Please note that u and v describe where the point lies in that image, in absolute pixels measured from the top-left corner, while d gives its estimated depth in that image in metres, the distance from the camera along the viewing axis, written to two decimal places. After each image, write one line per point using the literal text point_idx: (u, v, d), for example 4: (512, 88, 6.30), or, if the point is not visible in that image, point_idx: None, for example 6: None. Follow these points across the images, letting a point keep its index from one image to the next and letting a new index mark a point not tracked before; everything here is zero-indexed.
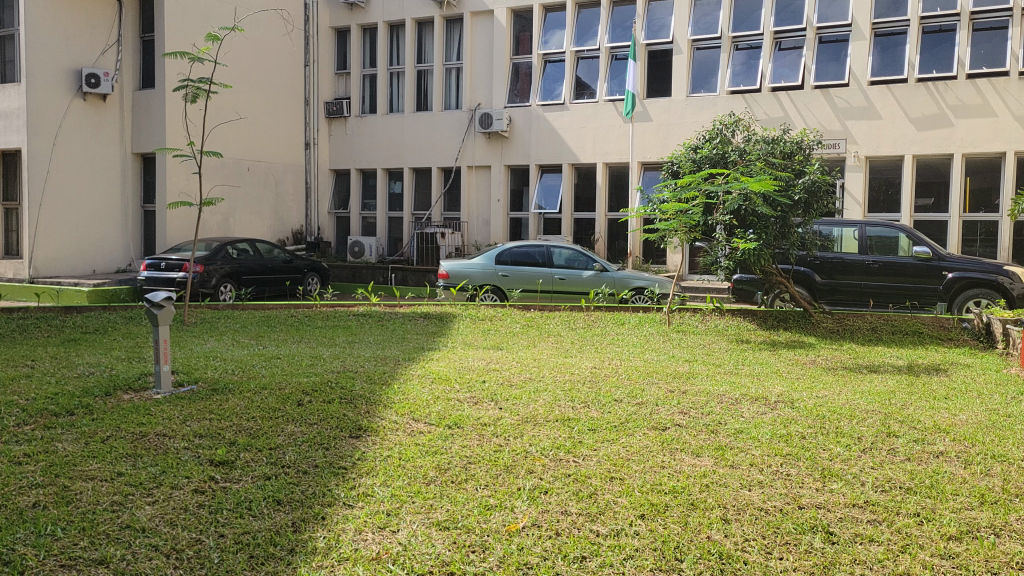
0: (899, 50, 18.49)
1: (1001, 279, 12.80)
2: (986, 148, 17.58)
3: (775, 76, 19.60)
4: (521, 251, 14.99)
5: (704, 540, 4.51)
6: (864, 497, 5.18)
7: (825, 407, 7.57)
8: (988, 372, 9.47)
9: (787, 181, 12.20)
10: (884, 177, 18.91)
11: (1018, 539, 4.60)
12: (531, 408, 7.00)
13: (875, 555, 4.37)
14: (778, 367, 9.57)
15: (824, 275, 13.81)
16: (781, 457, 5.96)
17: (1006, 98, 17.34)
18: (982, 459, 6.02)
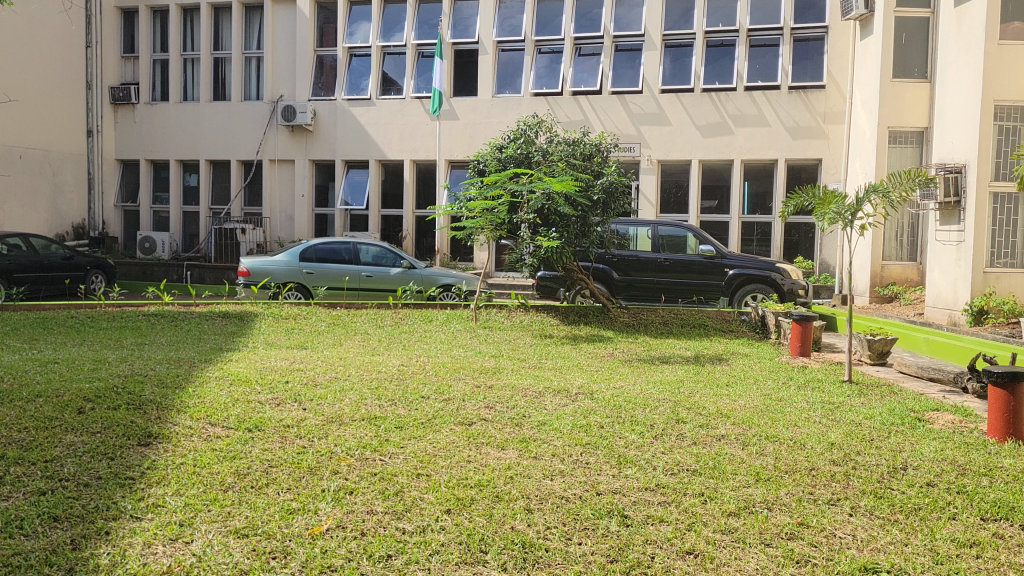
0: (686, 62, 19.81)
1: (774, 275, 14.10)
2: (762, 156, 19.20)
3: (575, 80, 20.38)
4: (326, 247, 14.65)
5: (508, 531, 4.61)
6: (656, 480, 5.51)
7: (621, 397, 7.98)
8: (763, 361, 10.35)
9: (586, 181, 12.74)
10: (674, 180, 20.16)
11: (787, 511, 5.06)
12: (336, 408, 6.86)
13: (665, 534, 4.65)
14: (578, 361, 9.97)
15: (621, 271, 14.52)
16: (581, 447, 6.21)
17: (778, 110, 19.02)
18: (757, 440, 6.58)
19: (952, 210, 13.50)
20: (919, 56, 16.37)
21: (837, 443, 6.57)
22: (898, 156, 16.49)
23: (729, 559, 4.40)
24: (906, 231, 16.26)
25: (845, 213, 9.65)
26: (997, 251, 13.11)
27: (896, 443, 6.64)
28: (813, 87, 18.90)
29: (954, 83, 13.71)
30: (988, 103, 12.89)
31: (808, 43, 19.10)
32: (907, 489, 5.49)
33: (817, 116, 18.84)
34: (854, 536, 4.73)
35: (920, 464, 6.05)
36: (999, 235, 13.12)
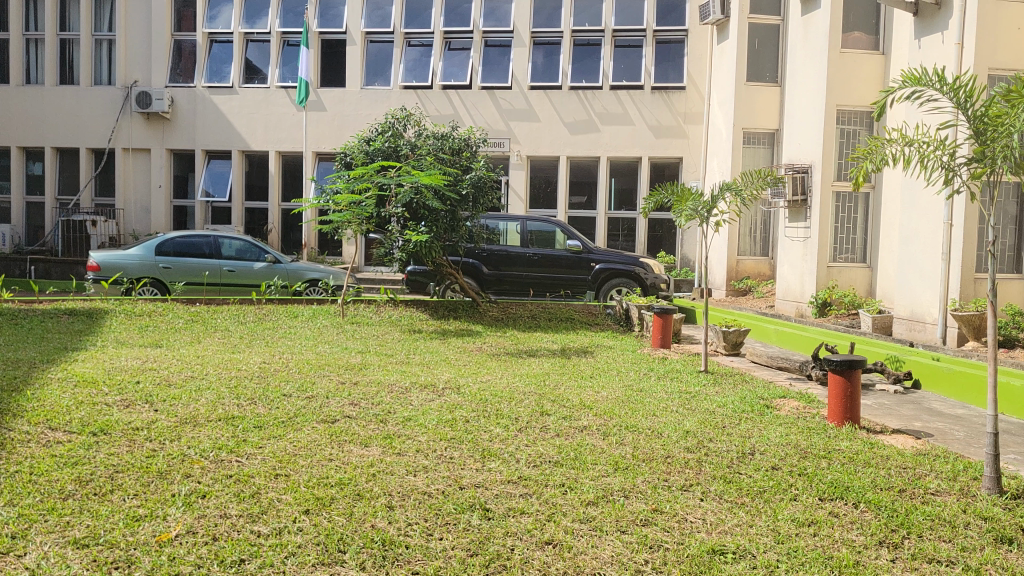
0: (554, 59, 20.14)
1: (638, 269, 14.53)
2: (626, 153, 19.76)
3: (444, 74, 20.34)
4: (185, 241, 14.04)
5: (369, 529, 4.56)
6: (518, 472, 5.58)
7: (488, 391, 8.03)
8: (626, 353, 10.66)
9: (455, 176, 12.76)
10: (544, 176, 20.44)
11: (642, 499, 5.23)
12: (191, 408, 6.59)
13: (524, 526, 4.71)
14: (446, 355, 9.96)
15: (490, 266, 14.64)
16: (445, 442, 6.21)
17: (641, 109, 19.62)
18: (618, 430, 6.77)
19: (799, 208, 14.33)
20: (770, 62, 17.23)
21: (692, 431, 6.84)
22: (752, 156, 17.29)
23: (586, 547, 4.50)
24: (760, 228, 17.12)
25: (700, 209, 10.05)
26: (839, 247, 14.01)
27: (746, 429, 6.99)
28: (674, 88, 19.58)
29: (803, 87, 14.49)
30: (831, 108, 13.69)
31: (670, 45, 19.78)
32: (754, 473, 5.78)
33: (678, 116, 19.55)
34: (704, 519, 4.94)
35: (767, 449, 6.39)
36: (841, 232, 14.02)
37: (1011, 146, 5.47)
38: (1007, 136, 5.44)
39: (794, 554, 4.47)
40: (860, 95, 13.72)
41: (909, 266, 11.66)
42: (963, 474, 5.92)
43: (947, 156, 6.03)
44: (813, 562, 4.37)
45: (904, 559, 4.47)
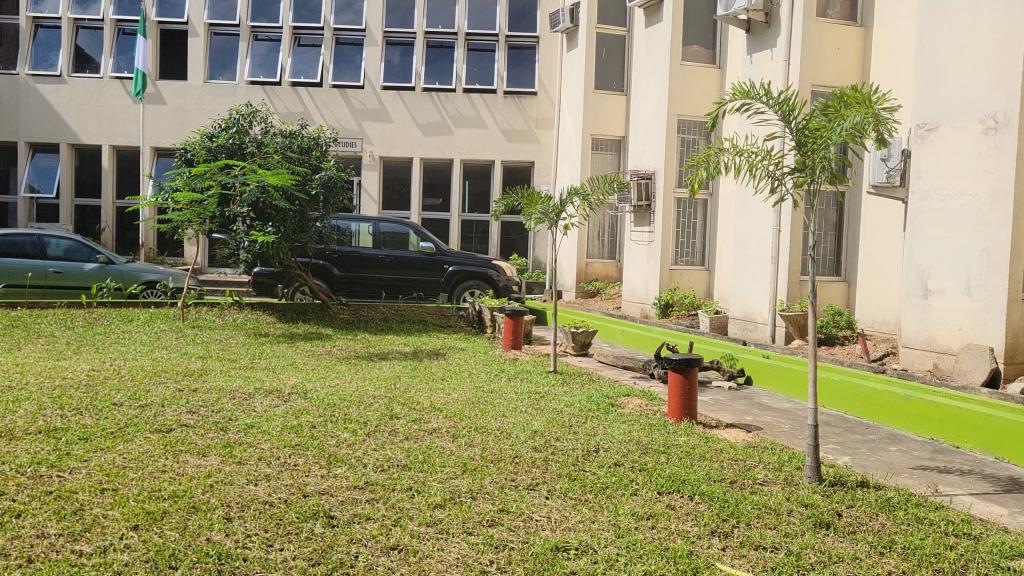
0: (408, 60, 20.04)
1: (490, 271, 14.70)
2: (479, 156, 19.90)
3: (293, 71, 19.84)
4: (6, 239, 12.98)
5: (203, 543, 4.36)
6: (365, 478, 5.49)
7: (336, 395, 7.87)
8: (477, 354, 10.73)
9: (303, 175, 12.48)
10: (397, 177, 20.28)
11: (489, 499, 5.26)
12: (6, 421, 6.08)
13: (370, 532, 4.64)
14: (293, 360, 9.68)
15: (342, 267, 14.34)
16: (289, 449, 6.03)
17: (494, 112, 19.82)
18: (466, 432, 6.79)
19: (644, 213, 14.91)
20: (617, 71, 17.83)
21: (539, 431, 6.96)
22: (600, 161, 17.82)
23: (432, 551, 4.47)
24: (607, 231, 17.67)
25: (550, 213, 10.26)
26: (680, 250, 14.65)
27: (591, 427, 7.18)
28: (526, 93, 19.90)
29: (646, 96, 15.06)
30: (673, 118, 14.31)
31: (522, 51, 20.11)
32: (598, 470, 5.94)
33: (530, 121, 19.89)
34: (548, 517, 5.03)
35: (610, 446, 6.59)
36: (682, 236, 14.67)
37: (828, 157, 5.89)
38: (825, 148, 5.85)
39: (634, 547, 4.62)
40: (698, 106, 14.40)
41: (743, 269, 12.34)
42: (787, 464, 6.32)
43: (774, 166, 6.42)
44: (651, 554, 4.52)
45: (733, 548, 4.71)
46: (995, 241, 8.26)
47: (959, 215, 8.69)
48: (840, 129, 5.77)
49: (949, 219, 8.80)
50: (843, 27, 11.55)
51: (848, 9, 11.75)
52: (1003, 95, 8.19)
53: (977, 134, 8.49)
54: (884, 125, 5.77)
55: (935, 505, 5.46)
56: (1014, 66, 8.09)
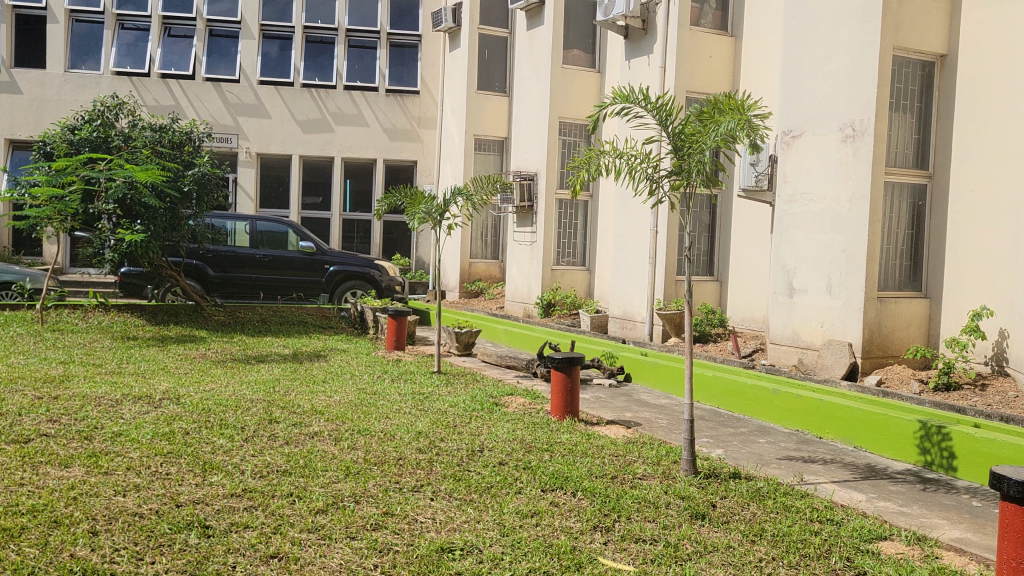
0: (286, 55, 19.54)
1: (373, 272, 14.54)
2: (361, 154, 19.60)
3: (163, 62, 19.03)
4: None
5: (67, 559, 4.11)
6: (243, 485, 5.30)
7: (211, 400, 7.58)
8: (360, 356, 10.56)
9: (175, 171, 11.96)
10: (275, 174, 19.72)
11: (373, 503, 5.18)
12: None
13: (248, 541, 4.48)
14: (165, 363, 9.26)
15: (216, 267, 13.83)
16: (161, 457, 5.75)
17: (376, 111, 19.58)
18: (349, 434, 6.67)
19: (526, 213, 15.06)
20: (499, 73, 17.94)
21: (423, 432, 6.91)
22: (483, 162, 17.88)
23: (313, 558, 4.36)
24: (490, 231, 17.76)
25: (433, 213, 10.21)
26: (562, 251, 14.90)
27: (476, 427, 7.20)
28: (408, 92, 19.73)
29: (528, 97, 15.22)
30: (554, 120, 14.52)
31: (404, 50, 19.94)
32: (482, 469, 5.96)
33: (412, 120, 19.74)
34: (433, 519, 4.99)
35: (494, 445, 6.62)
36: (563, 237, 14.91)
37: (703, 161, 6.11)
38: (700, 152, 6.08)
39: (518, 545, 4.66)
40: (578, 109, 14.67)
41: (622, 269, 12.66)
42: (665, 458, 6.53)
43: (652, 169, 6.60)
44: (535, 552, 4.57)
45: (614, 541, 4.82)
46: (853, 243, 8.78)
47: (821, 218, 9.18)
48: (714, 134, 6.00)
49: (812, 222, 9.29)
50: (715, 36, 12.01)
51: (719, 20, 12.24)
52: (860, 105, 8.71)
53: (837, 141, 9.00)
54: (755, 132, 6.03)
55: (801, 493, 5.75)
56: (870, 78, 8.62)
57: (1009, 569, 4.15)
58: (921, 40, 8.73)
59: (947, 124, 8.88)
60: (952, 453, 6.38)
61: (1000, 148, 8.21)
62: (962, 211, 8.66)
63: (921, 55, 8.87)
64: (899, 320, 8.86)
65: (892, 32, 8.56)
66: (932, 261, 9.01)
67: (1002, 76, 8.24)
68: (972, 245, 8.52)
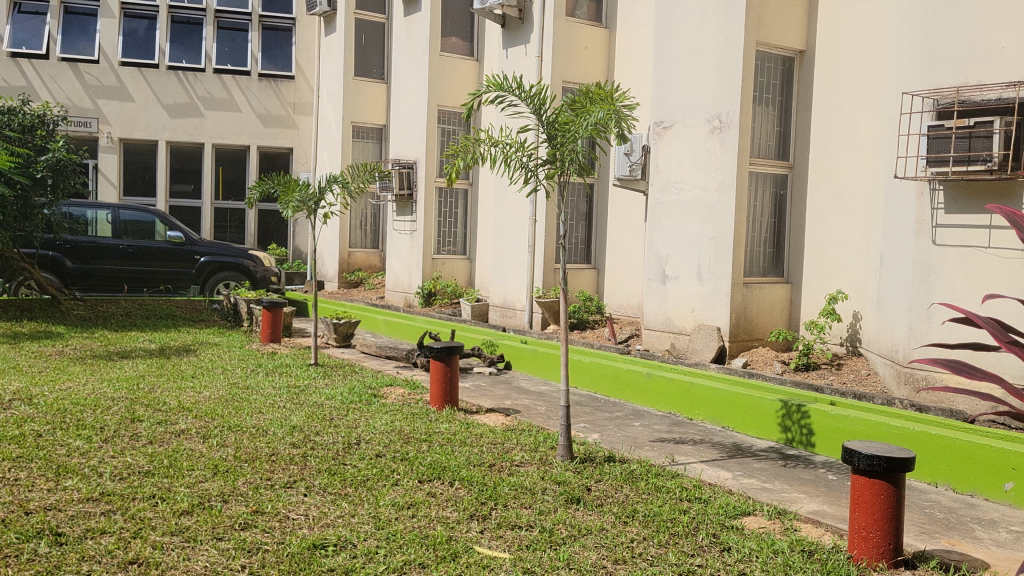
0: (150, 35, 18.66)
1: (246, 262, 14.13)
2: (233, 141, 18.90)
3: (13, 40, 17.89)
4: None
5: None
6: (100, 489, 5.02)
7: (67, 400, 7.13)
8: (232, 349, 10.19)
9: (26, 157, 11.21)
10: (140, 161, 18.78)
11: (242, 501, 5.01)
12: None
13: (104, 547, 4.24)
14: (16, 362, 8.65)
15: (76, 259, 13.03)
16: (9, 462, 5.38)
17: (248, 95, 18.92)
18: (219, 431, 6.43)
19: (406, 202, 14.93)
20: (377, 59, 17.65)
21: (298, 426, 6.73)
22: (361, 150, 17.58)
23: (176, 562, 4.17)
24: (370, 220, 17.50)
25: (308, 201, 9.93)
26: (442, 240, 14.83)
27: (353, 420, 7.08)
28: (282, 76, 19.16)
29: (406, 85, 15.04)
30: (433, 108, 14.44)
31: (277, 33, 19.34)
32: (358, 462, 5.86)
33: (287, 106, 19.16)
34: (306, 515, 4.87)
35: (371, 437, 6.52)
36: (444, 225, 14.84)
37: (576, 150, 6.19)
38: (573, 141, 6.15)
39: (393, 538, 4.60)
40: (456, 98, 14.62)
41: (502, 257, 12.71)
42: (542, 444, 6.60)
43: (527, 158, 6.62)
44: (410, 544, 4.52)
45: (490, 529, 4.83)
46: (721, 231, 9.11)
47: (691, 206, 9.48)
48: (585, 123, 6.08)
49: (683, 210, 9.57)
50: (590, 27, 12.19)
51: (594, 11, 12.40)
52: (727, 97, 9.03)
53: (706, 132, 9.31)
54: (624, 122, 6.16)
55: (672, 474, 5.94)
56: (735, 72, 8.94)
57: (859, 537, 4.41)
58: (782, 36, 9.11)
59: (806, 117, 9.32)
60: (810, 430, 6.72)
61: (853, 141, 8.71)
62: (820, 201, 9.13)
63: (782, 50, 9.26)
64: (763, 305, 9.26)
65: (755, 28, 8.89)
66: (793, 248, 9.46)
67: (854, 73, 8.72)
68: (828, 233, 9.02)
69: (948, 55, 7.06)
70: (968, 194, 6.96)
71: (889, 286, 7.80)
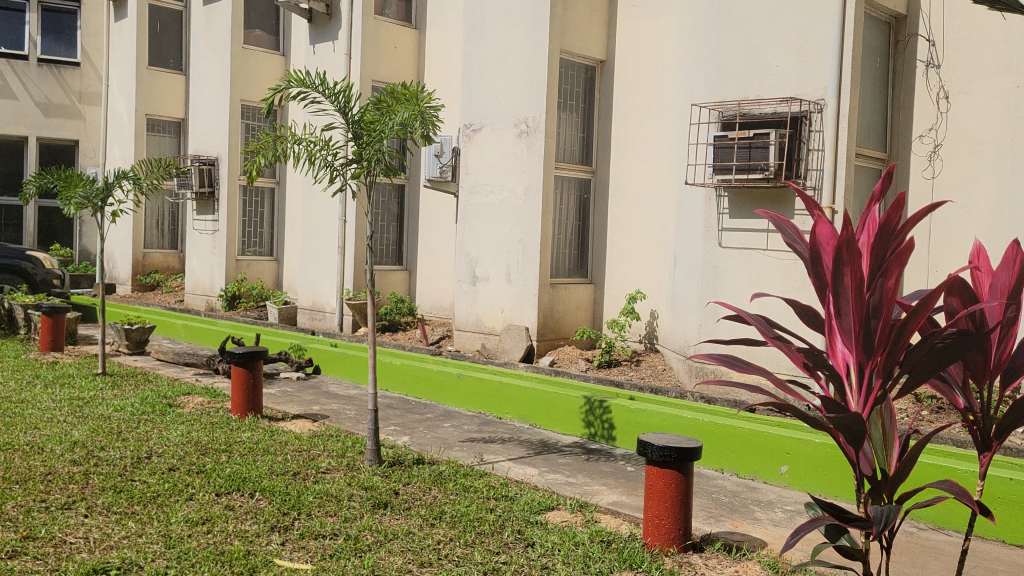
0: None
1: (23, 263, 12.92)
2: (7, 130, 17.16)
3: None
4: None
5: None
6: None
7: None
8: (5, 360, 9.25)
9: None
10: None
11: (12, 527, 4.54)
12: None
13: None
14: None
15: None
16: None
17: (25, 82, 17.29)
18: None
19: (206, 201, 14.19)
20: (174, 49, 16.69)
21: (80, 442, 6.19)
22: (157, 144, 16.60)
23: None
24: (167, 219, 16.53)
25: (93, 198, 9.16)
26: (247, 241, 14.23)
27: (144, 432, 6.61)
28: (66, 63, 17.68)
29: (206, 78, 14.29)
30: (235, 103, 13.82)
31: (60, 15, 17.83)
32: (148, 478, 5.47)
33: (72, 95, 17.69)
34: (86, 538, 4.49)
35: (164, 450, 6.12)
36: (248, 225, 14.23)
37: (382, 150, 6.11)
38: (379, 140, 6.06)
39: (185, 557, 4.32)
40: (260, 92, 14.07)
41: (310, 258, 12.37)
42: (351, 449, 6.46)
43: (332, 157, 6.42)
44: (204, 561, 4.27)
45: (292, 541, 4.65)
46: (529, 232, 9.32)
47: (500, 208, 9.64)
48: (392, 123, 6.03)
49: (492, 212, 9.72)
50: (398, 27, 12.10)
51: (403, 10, 12.32)
52: (532, 103, 9.26)
53: (513, 136, 9.49)
54: (429, 123, 6.16)
55: (480, 473, 5.99)
56: (541, 78, 9.18)
57: (653, 525, 4.63)
58: (584, 45, 9.46)
59: (606, 124, 9.73)
60: (611, 424, 7.01)
61: (650, 148, 9.19)
62: (621, 205, 9.57)
63: (584, 59, 9.62)
64: (569, 305, 9.57)
65: (559, 36, 9.17)
66: (595, 250, 9.85)
67: (650, 84, 9.22)
68: (628, 235, 9.47)
69: (731, 71, 7.60)
70: (750, 200, 7.52)
71: (681, 286, 8.29)
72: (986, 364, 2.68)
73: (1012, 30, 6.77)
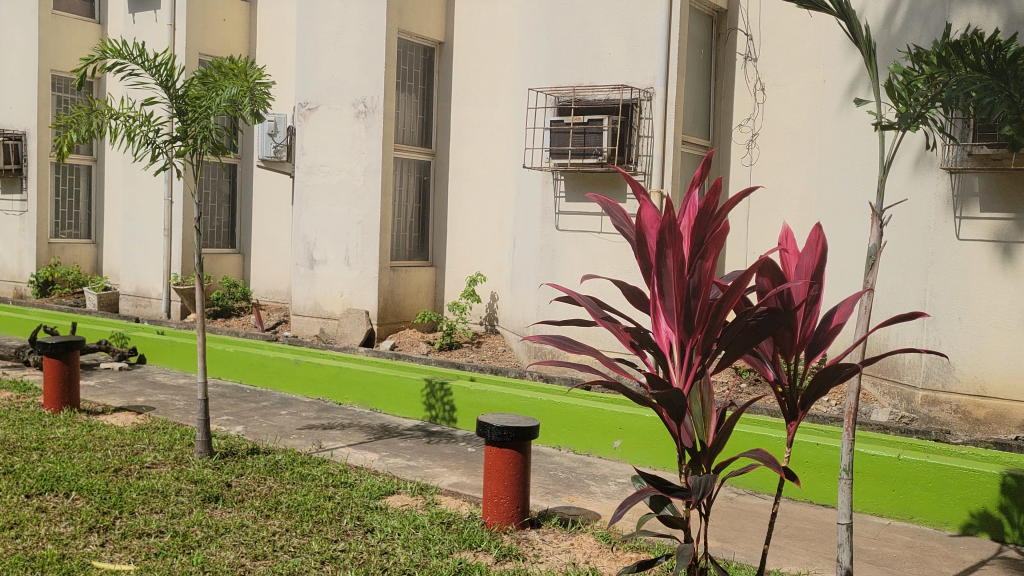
0: None
1: None
2: None
3: None
4: None
5: None
6: None
7: None
8: None
9: None
10: None
11: None
12: None
13: None
14: None
15: None
16: None
17: None
18: None
19: (13, 179, 13.03)
20: None
21: None
22: None
23: None
24: None
25: None
26: (60, 222, 13.20)
27: None
28: None
29: (10, 44, 13.08)
30: (45, 73, 12.72)
31: None
32: None
33: None
34: None
35: None
36: (62, 206, 13.20)
37: (209, 128, 5.78)
38: (205, 117, 5.74)
39: None
40: (72, 62, 13.01)
41: (133, 241, 11.65)
42: (179, 441, 6.15)
43: (153, 134, 6.02)
44: (11, 569, 3.95)
45: (113, 541, 4.38)
46: (368, 215, 9.17)
47: (337, 190, 9.41)
48: (219, 99, 5.74)
49: (329, 194, 9.48)
50: None
51: None
52: (370, 82, 9.09)
53: (350, 117, 9.29)
54: (259, 99, 5.90)
55: (318, 460, 5.85)
56: (378, 58, 9.02)
57: (492, 505, 4.68)
58: (422, 26, 9.38)
59: (446, 106, 9.71)
60: (452, 406, 7.04)
61: (489, 132, 9.26)
62: (460, 188, 9.60)
63: (422, 40, 9.53)
64: (410, 288, 9.51)
65: (396, 15, 9.05)
66: (436, 233, 9.82)
67: (488, 68, 9.28)
68: (468, 217, 9.52)
69: (566, 57, 7.76)
70: (584, 184, 7.73)
71: (520, 268, 8.43)
72: (793, 338, 2.88)
73: (818, 28, 7.32)
